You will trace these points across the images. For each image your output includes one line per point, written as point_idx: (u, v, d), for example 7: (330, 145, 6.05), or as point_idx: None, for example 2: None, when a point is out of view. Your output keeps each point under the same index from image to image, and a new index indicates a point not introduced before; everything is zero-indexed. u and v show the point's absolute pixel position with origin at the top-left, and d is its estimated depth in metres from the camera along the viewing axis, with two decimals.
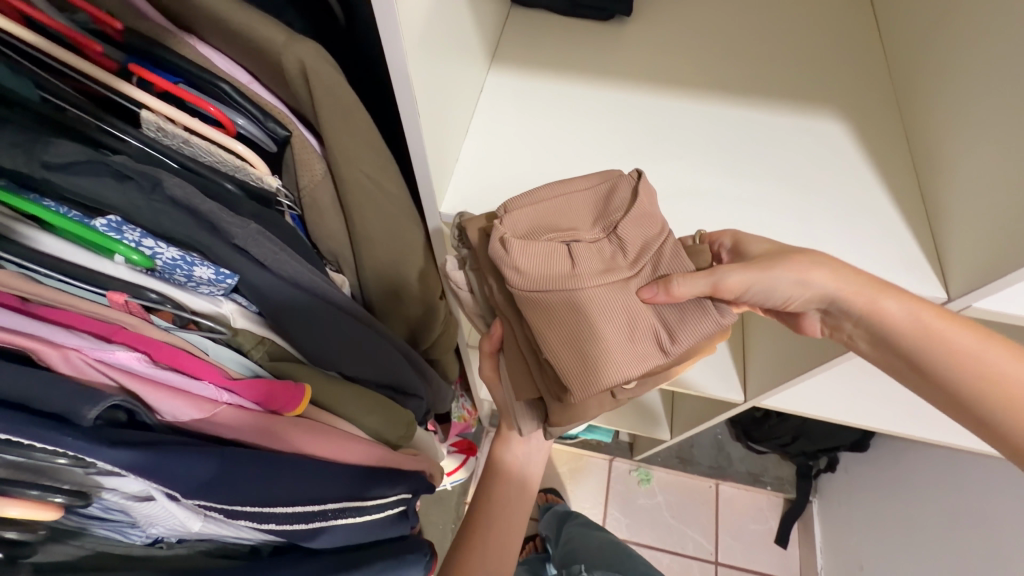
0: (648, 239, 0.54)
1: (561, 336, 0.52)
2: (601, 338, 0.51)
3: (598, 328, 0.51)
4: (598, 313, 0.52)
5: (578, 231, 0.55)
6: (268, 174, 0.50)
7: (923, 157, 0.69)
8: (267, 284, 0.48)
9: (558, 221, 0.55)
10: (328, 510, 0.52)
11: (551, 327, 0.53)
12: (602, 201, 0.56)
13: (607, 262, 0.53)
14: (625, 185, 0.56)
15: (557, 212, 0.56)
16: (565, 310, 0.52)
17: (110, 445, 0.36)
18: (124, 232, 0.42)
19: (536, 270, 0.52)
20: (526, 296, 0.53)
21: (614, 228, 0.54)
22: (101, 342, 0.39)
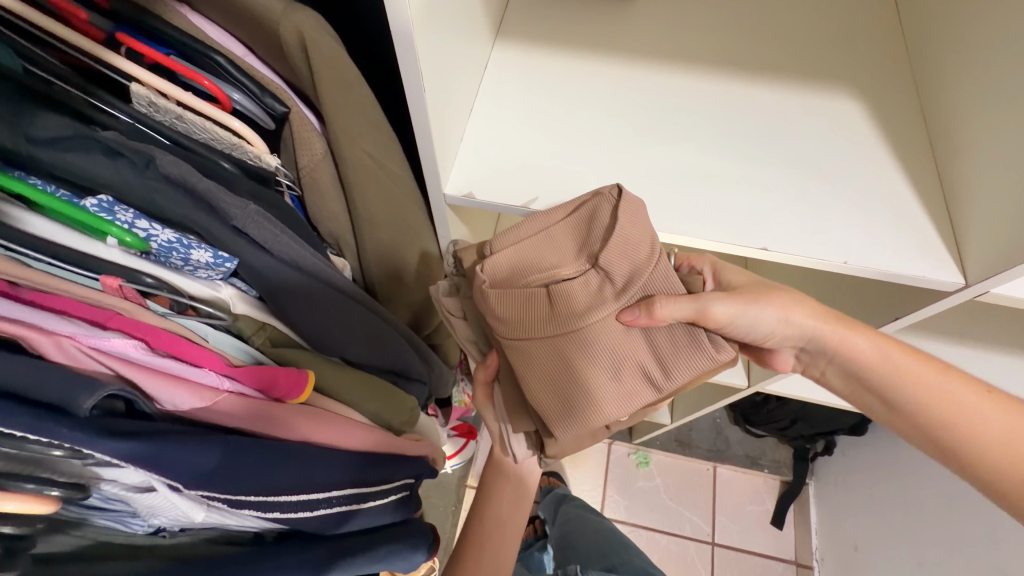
0: (637, 265, 0.50)
1: (542, 380, 0.51)
2: (583, 381, 0.50)
3: (577, 370, 0.50)
4: (576, 357, 0.50)
5: (559, 266, 0.52)
6: (267, 153, 0.48)
7: (940, 135, 0.67)
8: (269, 267, 0.45)
9: (538, 258, 0.53)
10: (333, 497, 0.51)
11: (533, 373, 0.52)
12: (582, 227, 0.53)
13: (595, 296, 0.50)
14: (606, 206, 0.52)
15: (538, 249, 0.53)
16: (544, 354, 0.51)
17: (108, 435, 0.35)
18: (117, 213, 0.39)
19: (515, 316, 0.52)
20: (511, 341, 0.53)
21: (597, 259, 0.51)
22: (95, 329, 0.37)
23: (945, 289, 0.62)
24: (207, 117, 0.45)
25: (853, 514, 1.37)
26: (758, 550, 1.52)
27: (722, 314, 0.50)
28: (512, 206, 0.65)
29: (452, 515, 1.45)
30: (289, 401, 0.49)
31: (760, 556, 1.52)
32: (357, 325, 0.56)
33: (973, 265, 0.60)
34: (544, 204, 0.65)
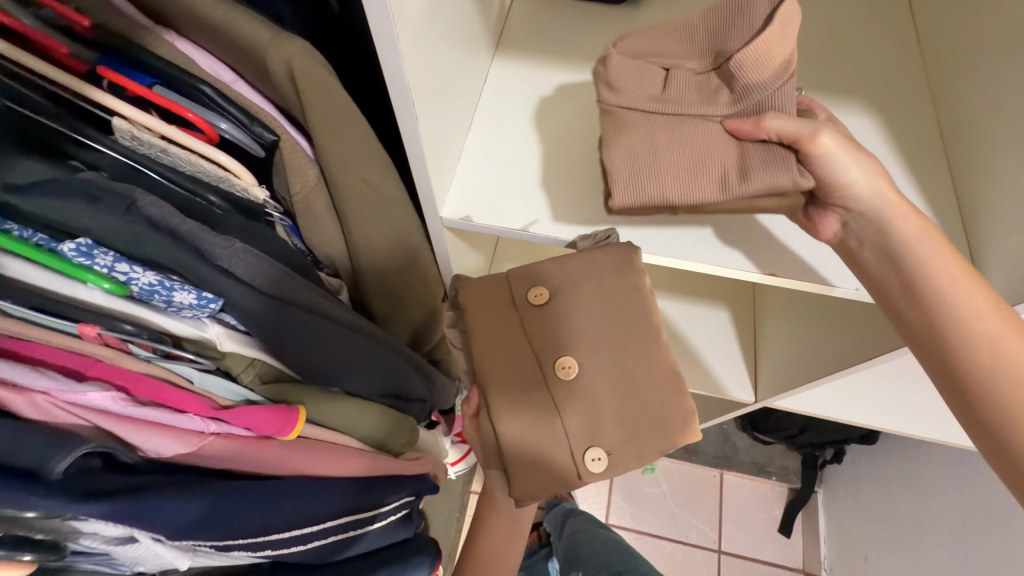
0: (759, 80, 0.51)
1: (627, 149, 0.52)
2: (664, 165, 0.51)
3: (674, 145, 0.51)
4: (675, 144, 0.51)
5: (683, 60, 0.55)
6: (254, 184, 0.46)
7: (957, 149, 0.64)
8: (257, 306, 0.43)
9: (661, 45, 0.55)
10: (327, 528, 0.51)
11: (620, 134, 0.52)
12: (722, 26, 0.53)
13: (701, 96, 0.54)
14: (762, 4, 0.51)
15: (665, 41, 0.55)
16: (636, 124, 0.53)
17: (81, 498, 0.33)
18: (96, 256, 0.38)
19: (630, 86, 0.54)
20: (614, 109, 0.54)
21: (724, 56, 0.52)
22: (72, 382, 0.36)
23: None
24: (193, 150, 0.44)
25: (863, 523, 1.34)
26: (766, 558, 1.50)
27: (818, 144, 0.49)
28: (510, 230, 0.63)
29: (456, 521, 1.44)
30: (281, 438, 0.48)
31: (768, 564, 1.50)
32: (356, 356, 0.53)
33: (993, 288, 0.57)
34: (544, 228, 0.63)
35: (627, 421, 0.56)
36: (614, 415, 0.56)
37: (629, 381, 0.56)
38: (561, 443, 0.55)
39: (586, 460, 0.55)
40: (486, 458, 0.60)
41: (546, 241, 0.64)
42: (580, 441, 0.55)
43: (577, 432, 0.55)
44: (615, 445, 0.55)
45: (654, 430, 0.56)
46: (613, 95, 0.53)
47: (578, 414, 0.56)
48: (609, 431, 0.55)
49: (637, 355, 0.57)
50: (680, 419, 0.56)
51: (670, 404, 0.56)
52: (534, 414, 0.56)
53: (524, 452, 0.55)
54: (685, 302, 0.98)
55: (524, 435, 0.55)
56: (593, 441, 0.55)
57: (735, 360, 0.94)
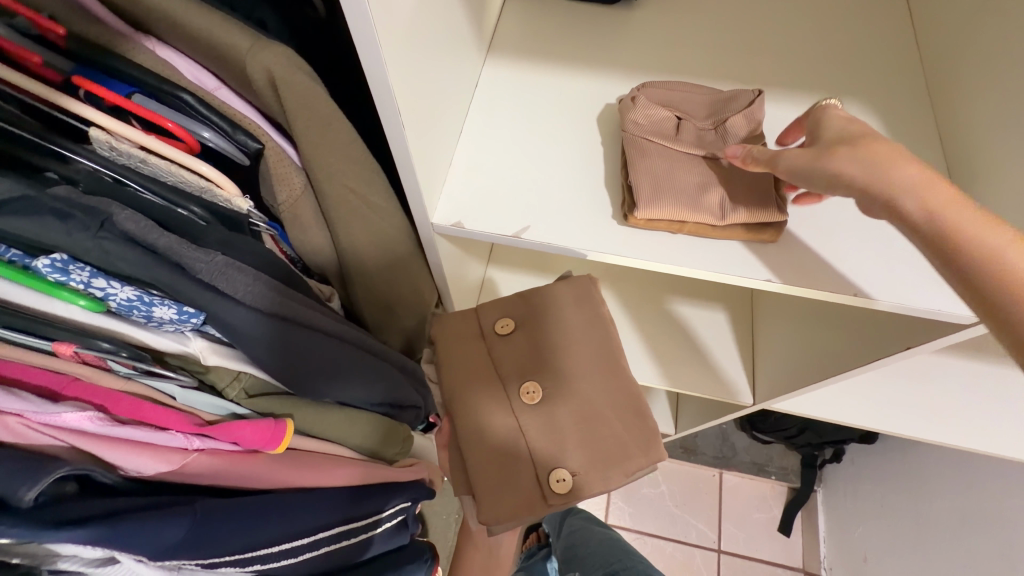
0: (746, 139, 0.61)
1: (647, 169, 0.59)
2: (676, 184, 0.58)
3: (678, 175, 0.59)
4: (682, 172, 0.59)
5: (693, 115, 0.63)
6: (237, 195, 0.45)
7: (955, 150, 0.63)
8: (240, 318, 0.42)
9: (678, 97, 0.64)
10: (319, 540, 0.51)
11: (643, 158, 0.59)
12: (720, 101, 0.64)
13: (703, 141, 0.62)
14: (747, 93, 0.63)
15: (684, 97, 0.64)
16: (656, 154, 0.60)
17: (56, 526, 0.32)
18: (71, 272, 0.36)
19: (649, 120, 0.62)
20: (636, 138, 0.61)
21: (721, 121, 0.62)
22: (46, 403, 0.35)
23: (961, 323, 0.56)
24: (174, 160, 0.43)
25: (863, 523, 1.33)
26: (766, 558, 1.50)
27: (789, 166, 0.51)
28: (502, 236, 0.62)
29: (455, 524, 1.43)
30: (269, 453, 0.48)
31: (767, 564, 1.49)
32: (347, 373, 0.53)
33: None
34: (537, 233, 0.61)
35: (590, 444, 0.58)
36: (577, 437, 0.59)
37: (590, 406, 0.60)
38: (526, 463, 0.58)
39: (551, 481, 0.57)
40: (459, 484, 0.62)
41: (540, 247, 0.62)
42: (546, 462, 0.58)
43: (542, 452, 0.58)
44: (580, 467, 0.57)
45: (616, 454, 0.58)
46: (634, 130, 0.62)
47: (543, 436, 0.59)
48: (573, 452, 0.58)
49: (597, 384, 0.61)
50: (638, 441, 0.59)
51: (629, 428, 0.59)
52: (501, 437, 0.59)
53: (492, 473, 0.58)
54: (682, 304, 0.97)
55: (492, 456, 0.59)
56: (557, 463, 0.58)
57: (733, 362, 0.93)
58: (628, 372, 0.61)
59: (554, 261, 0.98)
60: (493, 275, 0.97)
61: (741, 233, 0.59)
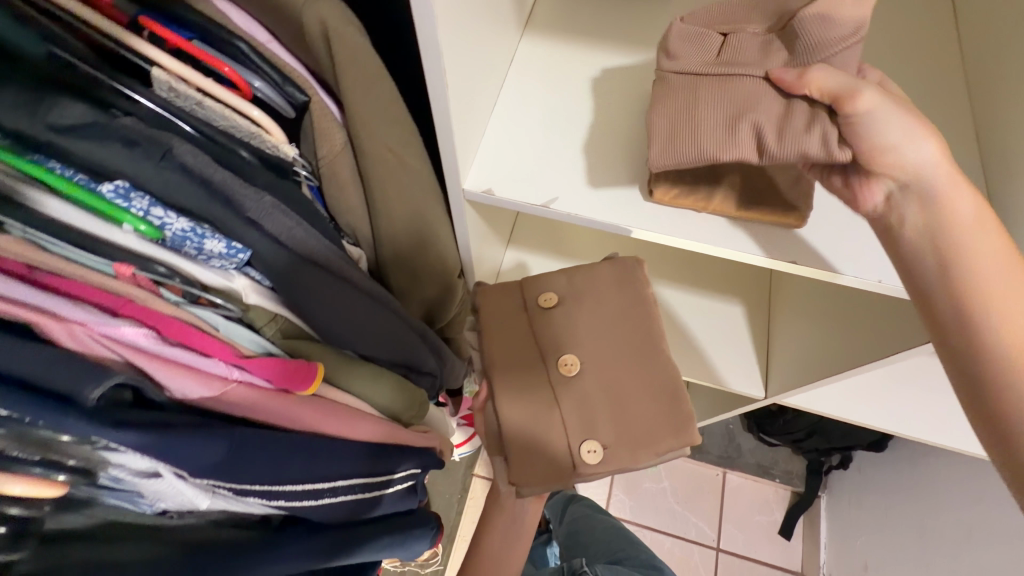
0: (829, 39, 0.49)
1: (670, 108, 0.53)
2: (696, 125, 0.51)
3: (702, 110, 0.51)
4: (706, 105, 0.51)
5: (744, 25, 0.54)
6: (285, 142, 0.48)
7: (989, 148, 0.62)
8: (282, 260, 0.45)
9: (726, 15, 0.55)
10: (338, 487, 0.53)
11: (666, 100, 0.53)
12: (785, 2, 0.53)
13: (766, 56, 0.52)
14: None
15: (731, 10, 0.56)
16: (682, 86, 0.53)
17: (116, 427, 0.34)
18: (133, 200, 0.39)
19: (684, 49, 0.54)
20: (667, 75, 0.55)
21: (784, 26, 0.52)
22: (106, 317, 0.37)
23: None
24: (229, 105, 0.45)
25: (864, 531, 1.33)
26: (765, 559, 1.50)
27: (865, 102, 0.46)
28: (531, 205, 0.63)
29: (457, 502, 1.52)
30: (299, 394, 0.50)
31: (765, 565, 1.50)
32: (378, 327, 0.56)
33: None
34: (565, 204, 0.63)
35: (621, 422, 0.60)
36: (608, 414, 0.60)
37: (624, 384, 0.61)
38: (558, 434, 0.60)
39: (580, 452, 0.58)
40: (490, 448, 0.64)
41: (567, 217, 0.63)
42: (576, 434, 0.59)
43: (573, 425, 0.60)
44: (610, 442, 0.59)
45: (646, 436, 0.59)
46: (672, 71, 0.54)
47: (575, 409, 0.60)
48: (603, 428, 0.59)
49: (630, 363, 0.62)
50: (670, 425, 0.59)
51: (661, 411, 0.59)
52: (535, 405, 0.61)
53: (524, 438, 0.60)
54: (696, 297, 0.98)
55: (525, 423, 0.60)
56: (588, 436, 0.59)
57: (746, 355, 0.93)
58: (663, 352, 0.62)
59: (574, 246, 0.99)
60: (511, 257, 0.98)
61: (762, 215, 0.59)
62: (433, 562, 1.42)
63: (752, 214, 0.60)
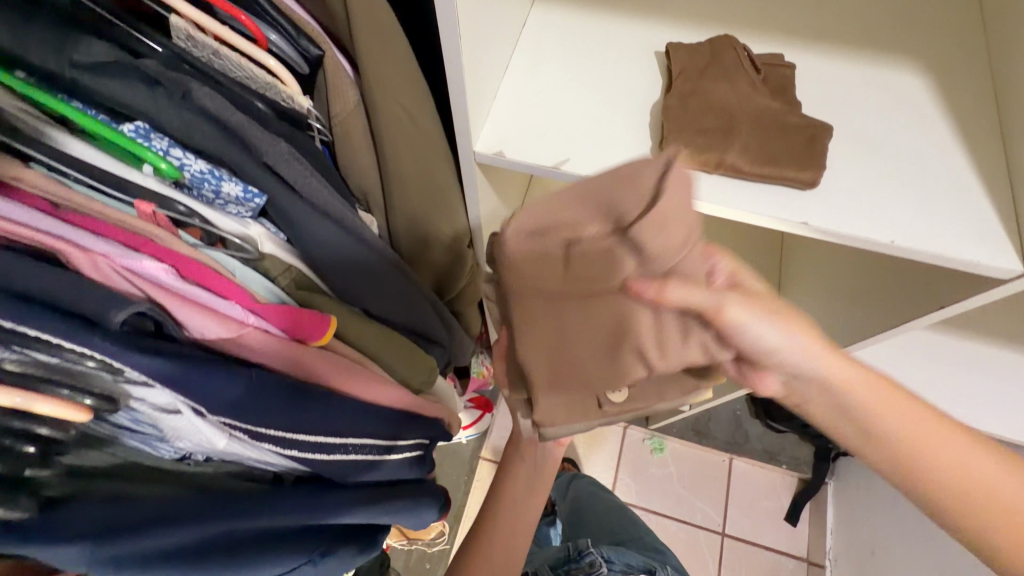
0: (672, 245, 0.34)
1: (548, 336, 0.48)
2: (574, 351, 0.48)
3: (573, 337, 0.47)
4: (577, 332, 0.46)
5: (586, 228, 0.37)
6: (300, 94, 0.48)
7: (1009, 113, 0.61)
8: (297, 209, 0.47)
9: (562, 218, 0.38)
10: (349, 445, 0.54)
11: (528, 322, 0.48)
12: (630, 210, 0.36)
13: (616, 259, 0.37)
14: (678, 156, 0.35)
15: (567, 199, 0.38)
16: (546, 317, 0.46)
17: (140, 351, 0.37)
18: (153, 139, 0.41)
19: (536, 278, 0.43)
20: (511, 286, 0.46)
21: (627, 229, 0.35)
22: (129, 251, 0.38)
23: (998, 276, 0.56)
24: (245, 54, 0.46)
25: (871, 520, 1.33)
26: (770, 545, 1.51)
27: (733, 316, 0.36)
28: (542, 166, 0.63)
29: (464, 483, 1.56)
30: (312, 345, 0.50)
31: (771, 550, 1.50)
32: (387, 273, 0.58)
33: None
34: (575, 166, 0.63)
35: None
36: None
37: None
38: None
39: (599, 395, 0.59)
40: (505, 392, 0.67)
41: (577, 180, 0.64)
42: None
43: None
44: None
45: None
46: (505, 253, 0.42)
47: None
48: None
49: None
50: None
51: None
52: None
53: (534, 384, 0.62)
54: None
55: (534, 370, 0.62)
56: None
57: None
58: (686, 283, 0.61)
59: None
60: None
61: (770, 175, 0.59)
62: (441, 541, 1.45)
63: (765, 175, 0.60)
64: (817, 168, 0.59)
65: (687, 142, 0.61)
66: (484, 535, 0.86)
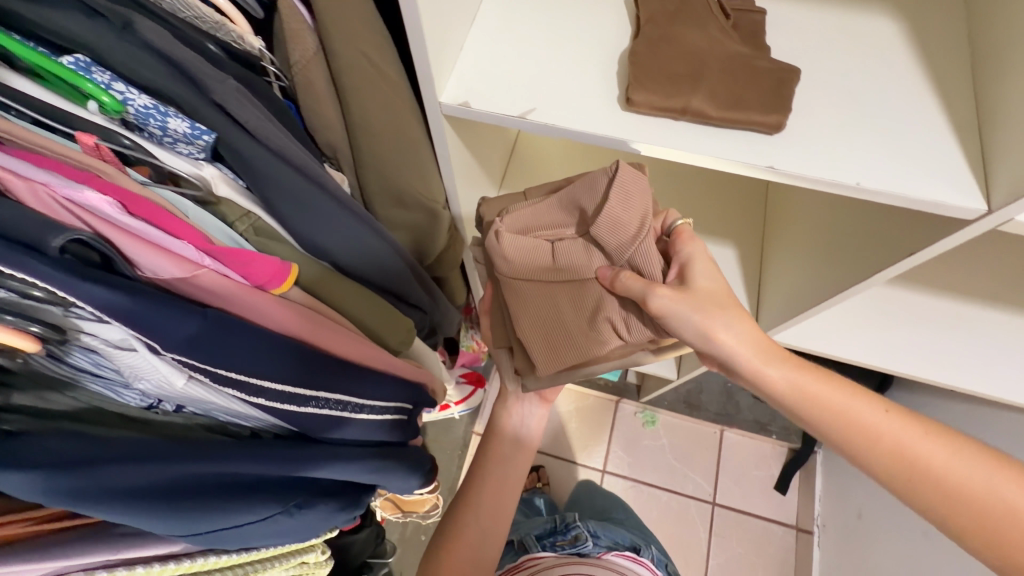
0: (624, 240, 0.60)
1: (537, 317, 0.66)
2: (564, 326, 0.65)
3: (562, 312, 0.65)
4: (565, 305, 0.65)
5: (563, 230, 0.65)
6: (250, 34, 0.49)
7: (983, 55, 0.60)
8: (251, 151, 0.47)
9: (546, 222, 0.65)
10: (322, 397, 0.54)
11: (522, 309, 0.66)
12: (582, 192, 0.62)
13: (587, 255, 0.63)
14: (605, 176, 0.60)
15: (546, 211, 0.65)
16: (539, 299, 0.65)
17: (84, 279, 0.37)
18: (94, 72, 0.40)
19: (525, 264, 0.65)
20: (508, 280, 0.67)
21: (589, 228, 0.62)
22: (71, 182, 0.39)
23: (965, 217, 0.56)
24: None
25: (858, 486, 1.34)
26: (760, 514, 1.52)
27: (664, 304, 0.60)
28: (507, 116, 0.62)
29: (458, 458, 1.58)
30: (273, 293, 0.51)
31: (761, 518, 1.52)
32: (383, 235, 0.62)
33: (996, 186, 0.54)
34: (542, 115, 0.62)
35: None
36: None
37: None
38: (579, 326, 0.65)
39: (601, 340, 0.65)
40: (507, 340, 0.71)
41: (543, 129, 0.63)
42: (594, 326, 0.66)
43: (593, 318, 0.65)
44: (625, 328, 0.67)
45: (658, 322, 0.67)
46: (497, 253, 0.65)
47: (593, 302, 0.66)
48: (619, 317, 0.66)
49: None
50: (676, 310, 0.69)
51: None
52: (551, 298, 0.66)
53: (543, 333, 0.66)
54: None
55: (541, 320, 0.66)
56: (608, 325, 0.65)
57: None
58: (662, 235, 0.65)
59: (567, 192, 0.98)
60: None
61: (738, 119, 0.59)
62: (435, 513, 1.47)
63: (730, 119, 0.59)
64: (783, 111, 0.58)
65: (654, 87, 0.60)
66: (469, 498, 0.87)
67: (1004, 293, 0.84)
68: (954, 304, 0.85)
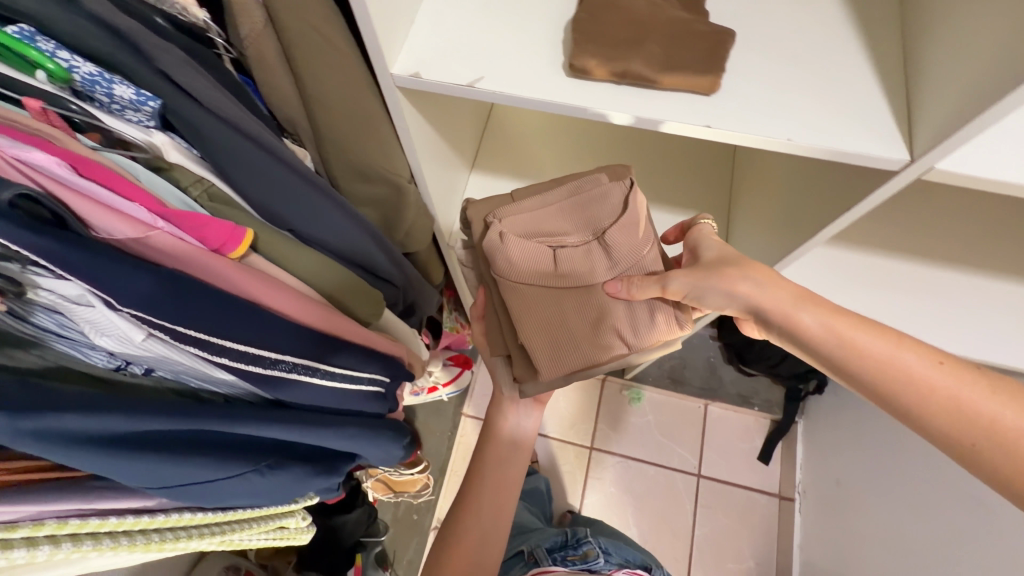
0: (629, 244, 0.68)
1: (538, 319, 0.68)
2: (570, 328, 0.68)
3: (565, 315, 0.68)
4: (569, 308, 0.68)
5: (568, 235, 0.70)
6: (194, 6, 0.54)
7: (912, 15, 0.62)
8: (197, 116, 0.49)
9: (551, 227, 0.71)
10: (287, 361, 0.56)
11: (525, 309, 0.69)
12: (597, 206, 0.70)
13: (589, 262, 0.69)
14: (617, 192, 0.70)
15: (553, 218, 0.71)
16: (540, 300, 0.69)
17: (32, 232, 0.39)
18: (38, 41, 0.44)
19: (526, 266, 0.69)
20: (509, 283, 0.70)
21: (600, 233, 0.69)
22: (19, 145, 0.41)
23: (891, 168, 0.59)
24: None
25: (837, 452, 1.38)
26: (745, 484, 1.56)
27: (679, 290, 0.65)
28: (456, 85, 0.64)
29: (447, 440, 1.61)
30: (231, 258, 0.54)
31: (746, 489, 1.56)
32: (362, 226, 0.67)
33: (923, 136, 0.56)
34: (490, 83, 0.64)
35: None
36: None
37: None
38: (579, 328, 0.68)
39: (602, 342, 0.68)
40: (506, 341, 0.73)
41: (491, 97, 0.65)
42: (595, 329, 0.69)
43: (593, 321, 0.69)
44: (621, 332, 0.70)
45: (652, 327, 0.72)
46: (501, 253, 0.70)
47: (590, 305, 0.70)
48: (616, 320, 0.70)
49: None
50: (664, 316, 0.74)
51: None
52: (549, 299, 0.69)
53: (544, 333, 0.68)
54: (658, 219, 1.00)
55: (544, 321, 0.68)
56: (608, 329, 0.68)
57: None
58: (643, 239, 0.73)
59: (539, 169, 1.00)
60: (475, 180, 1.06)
61: (678, 81, 0.61)
62: (426, 492, 1.50)
63: (667, 81, 0.61)
64: (716, 71, 0.61)
65: (596, 53, 0.62)
66: None
67: (960, 255, 0.87)
68: (918, 267, 0.87)
